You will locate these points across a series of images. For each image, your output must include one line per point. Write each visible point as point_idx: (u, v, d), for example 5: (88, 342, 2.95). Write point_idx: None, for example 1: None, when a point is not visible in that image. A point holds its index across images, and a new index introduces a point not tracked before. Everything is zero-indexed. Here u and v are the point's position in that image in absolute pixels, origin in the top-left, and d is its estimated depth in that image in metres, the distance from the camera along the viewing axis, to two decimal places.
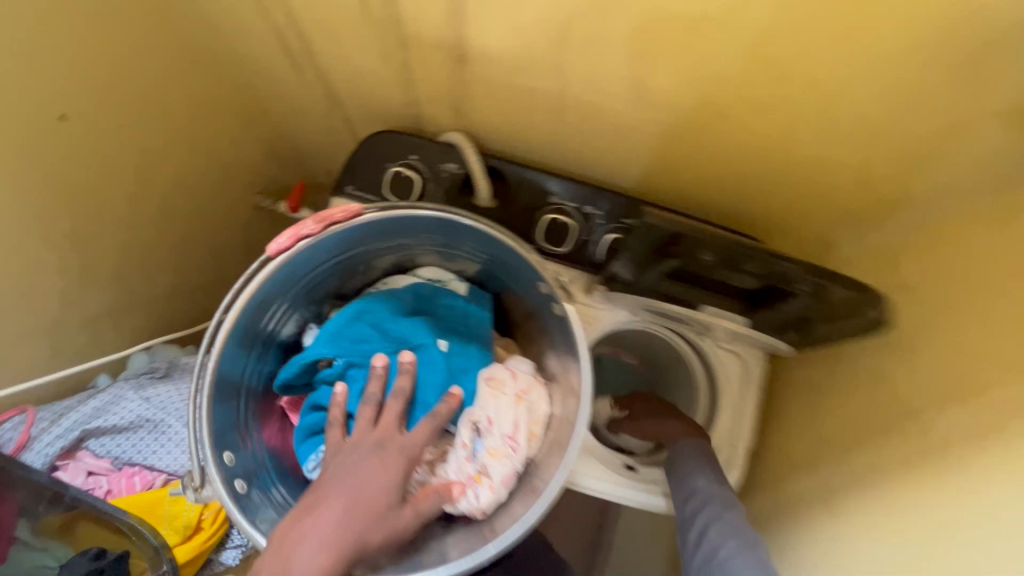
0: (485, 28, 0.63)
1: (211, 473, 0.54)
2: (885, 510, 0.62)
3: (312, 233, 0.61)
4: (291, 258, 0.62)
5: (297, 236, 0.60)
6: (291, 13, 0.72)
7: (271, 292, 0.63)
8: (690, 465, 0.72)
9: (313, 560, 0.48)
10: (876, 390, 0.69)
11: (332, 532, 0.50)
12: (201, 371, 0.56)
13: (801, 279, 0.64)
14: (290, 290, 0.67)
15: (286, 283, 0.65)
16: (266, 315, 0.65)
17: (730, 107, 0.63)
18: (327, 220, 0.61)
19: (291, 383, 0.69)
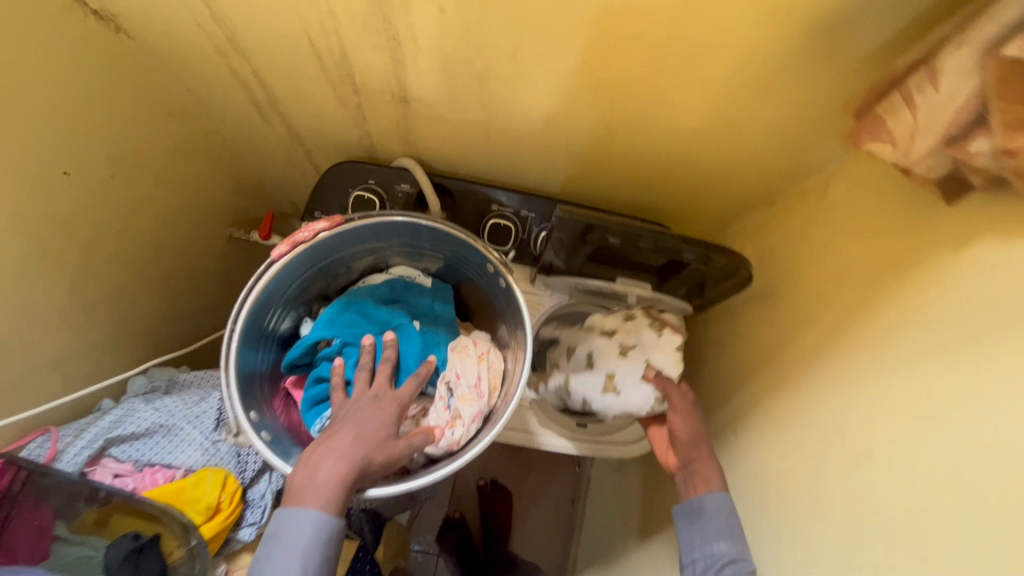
0: (422, 77, 0.78)
1: (243, 425, 0.69)
2: (774, 425, 0.80)
3: (306, 240, 0.77)
4: (290, 260, 0.78)
5: (293, 243, 0.76)
6: (256, 72, 0.84)
7: (274, 291, 0.79)
8: (713, 526, 0.75)
9: (331, 472, 0.65)
10: (761, 335, 0.88)
11: (345, 451, 0.67)
12: (226, 352, 0.72)
13: (686, 245, 0.80)
14: (288, 290, 0.83)
15: (284, 285, 0.81)
16: (270, 312, 0.80)
17: (622, 126, 0.80)
18: (316, 229, 0.77)
19: (296, 362, 0.85)
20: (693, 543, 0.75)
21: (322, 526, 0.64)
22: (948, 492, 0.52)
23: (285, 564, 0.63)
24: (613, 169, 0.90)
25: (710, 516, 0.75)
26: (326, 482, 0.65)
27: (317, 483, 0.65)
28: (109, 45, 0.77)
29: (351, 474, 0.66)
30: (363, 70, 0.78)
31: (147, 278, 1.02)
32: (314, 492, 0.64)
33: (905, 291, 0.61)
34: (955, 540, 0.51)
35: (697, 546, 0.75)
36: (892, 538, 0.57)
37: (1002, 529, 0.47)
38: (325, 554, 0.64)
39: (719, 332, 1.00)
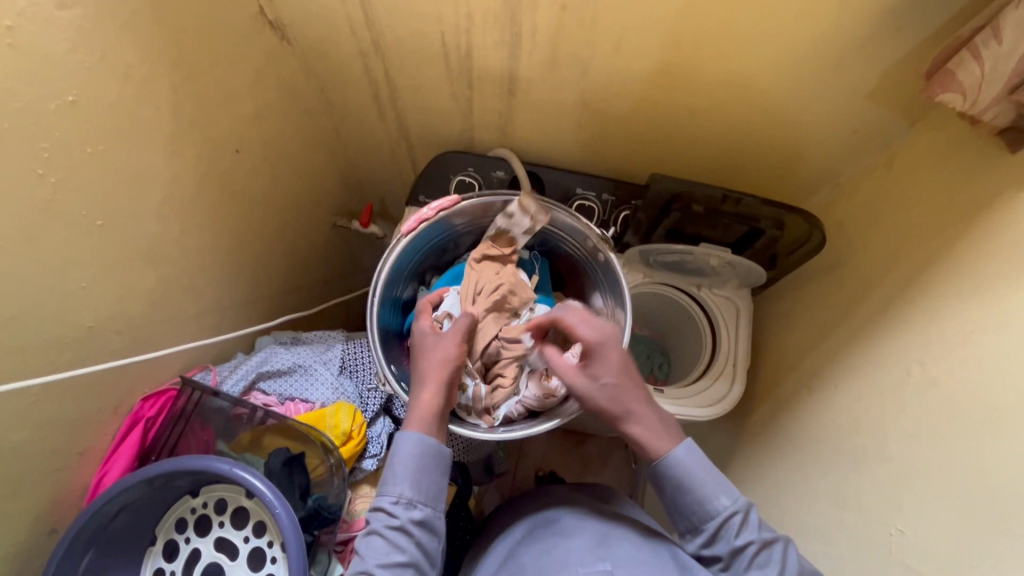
0: (532, 69, 0.91)
1: (387, 375, 0.81)
2: (844, 375, 0.86)
3: (430, 217, 0.88)
4: (415, 234, 0.88)
5: (421, 220, 0.87)
6: (386, 73, 1.01)
7: (401, 261, 0.89)
8: (710, 482, 0.70)
9: (428, 400, 0.73)
10: (833, 297, 0.95)
11: (423, 377, 0.76)
12: (370, 314, 0.82)
13: (767, 205, 0.91)
14: (410, 260, 0.93)
15: (404, 259, 0.90)
16: (398, 280, 0.91)
17: (703, 110, 0.91)
18: (439, 208, 0.88)
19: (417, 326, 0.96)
20: (695, 514, 0.70)
21: (423, 443, 0.70)
22: (1016, 395, 0.59)
23: (393, 473, 0.69)
24: (689, 151, 1.01)
25: (689, 474, 0.70)
26: (420, 410, 0.73)
27: (411, 409, 0.73)
28: (278, 47, 0.94)
29: (426, 385, 0.75)
30: (481, 66, 0.93)
31: (279, 252, 1.16)
32: (410, 420, 0.72)
33: (975, 232, 0.69)
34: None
35: (700, 517, 0.69)
36: (969, 448, 0.62)
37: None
38: (424, 465, 0.69)
39: (788, 304, 1.07)
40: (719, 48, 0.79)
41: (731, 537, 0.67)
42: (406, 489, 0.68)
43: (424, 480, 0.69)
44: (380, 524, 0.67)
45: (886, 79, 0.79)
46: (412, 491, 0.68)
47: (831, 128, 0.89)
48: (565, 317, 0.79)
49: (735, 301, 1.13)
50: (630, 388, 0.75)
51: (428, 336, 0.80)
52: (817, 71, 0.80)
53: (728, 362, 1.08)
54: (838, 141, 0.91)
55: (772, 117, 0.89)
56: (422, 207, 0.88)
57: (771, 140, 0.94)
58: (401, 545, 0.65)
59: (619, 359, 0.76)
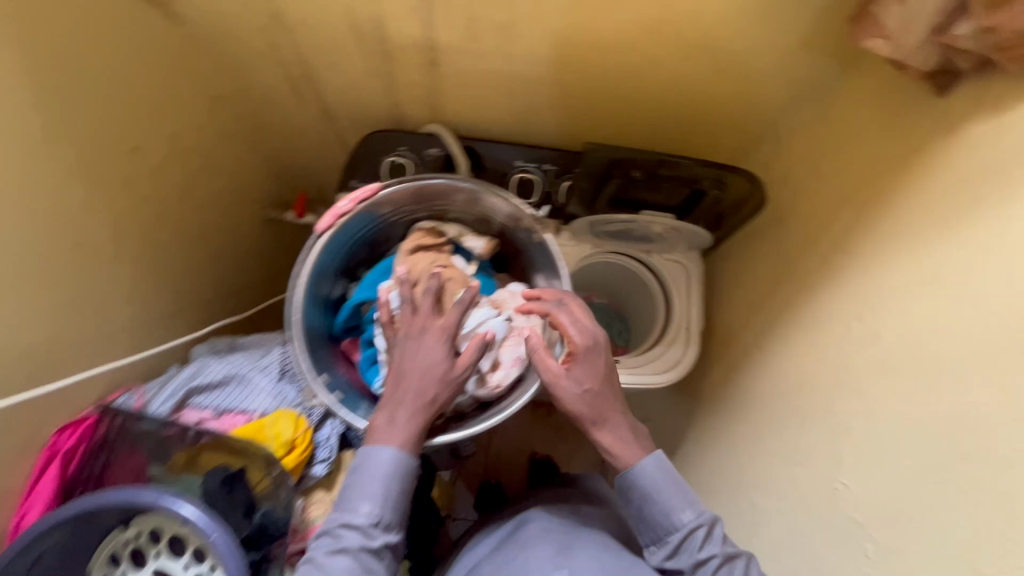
0: (448, 36, 0.84)
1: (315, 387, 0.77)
2: (791, 333, 0.86)
3: (347, 211, 0.82)
4: (335, 232, 0.83)
5: (337, 215, 0.81)
6: (294, 49, 0.92)
7: (324, 260, 0.84)
8: (677, 494, 0.69)
9: (418, 420, 0.69)
10: (777, 255, 0.94)
11: (417, 393, 0.70)
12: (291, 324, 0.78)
13: (703, 166, 0.88)
14: (335, 258, 0.87)
15: (326, 258, 0.84)
16: (323, 279, 0.86)
17: (635, 69, 0.87)
18: (356, 200, 0.82)
19: (349, 326, 0.90)
20: (659, 526, 0.69)
21: (403, 461, 0.66)
22: (948, 343, 0.59)
23: (368, 493, 0.65)
24: (627, 113, 0.97)
25: (658, 487, 0.69)
26: (404, 427, 0.68)
27: (397, 425, 0.68)
28: (165, 29, 0.84)
29: (428, 411, 0.70)
30: (396, 36, 0.85)
31: (205, 255, 1.08)
32: (392, 435, 0.68)
33: (908, 182, 0.67)
34: (959, 384, 0.57)
35: (664, 529, 0.69)
36: (905, 403, 0.63)
37: (996, 367, 0.53)
38: (403, 487, 0.66)
39: (736, 265, 1.06)
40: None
41: (693, 553, 0.67)
42: (384, 510, 0.64)
43: (398, 501, 0.66)
44: (355, 544, 0.62)
45: (818, 26, 0.75)
46: (391, 513, 0.65)
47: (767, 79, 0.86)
48: (558, 314, 0.77)
49: (685, 265, 1.11)
50: (605, 396, 0.73)
51: (431, 343, 0.72)
52: (745, 22, 0.76)
53: (682, 329, 1.08)
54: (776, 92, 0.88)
55: (709, 71, 0.85)
56: (338, 201, 0.82)
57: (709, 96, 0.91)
58: (372, 568, 0.62)
59: (602, 367, 0.74)
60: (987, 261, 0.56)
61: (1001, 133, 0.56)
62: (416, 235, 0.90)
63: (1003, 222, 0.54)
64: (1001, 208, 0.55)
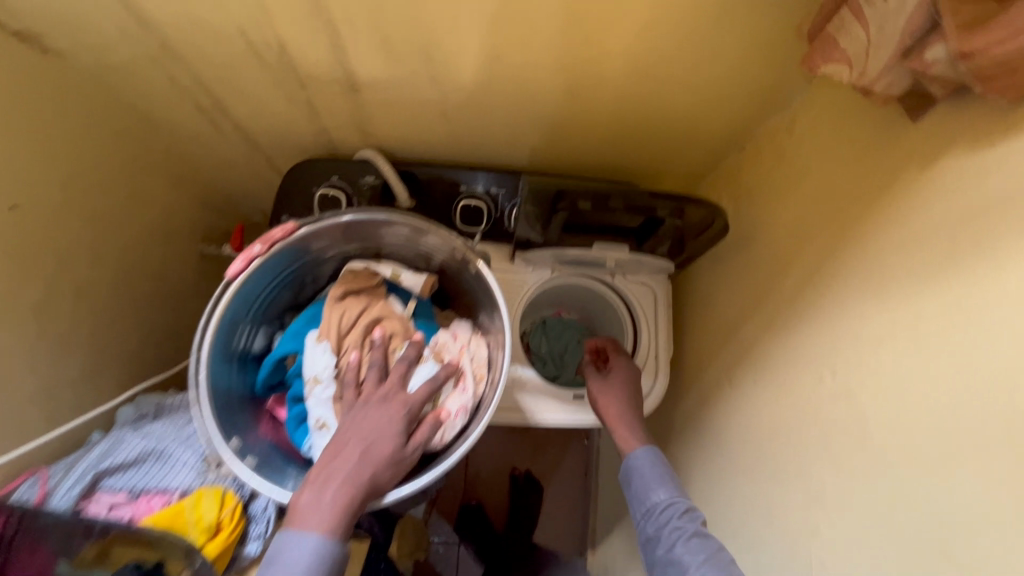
0: (364, 61, 0.75)
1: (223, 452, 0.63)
2: (760, 370, 0.79)
3: (262, 254, 0.70)
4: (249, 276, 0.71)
5: (249, 258, 0.70)
6: (194, 79, 0.82)
7: (238, 308, 0.72)
8: (657, 478, 0.77)
9: (348, 501, 0.58)
10: (745, 281, 0.86)
11: (355, 471, 0.59)
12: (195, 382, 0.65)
13: (657, 199, 0.84)
14: (253, 305, 0.75)
15: (241, 307, 0.72)
16: (239, 328, 0.73)
17: (577, 86, 0.78)
18: (270, 240, 0.71)
19: (272, 383, 0.77)
20: (644, 506, 0.76)
21: (323, 548, 0.55)
22: (924, 416, 0.52)
23: None
24: (574, 129, 0.89)
25: (641, 472, 0.79)
26: (330, 508, 0.57)
27: (322, 504, 0.57)
28: (42, 67, 0.74)
29: (364, 493, 0.59)
30: (307, 64, 0.76)
31: (126, 305, 0.98)
32: (314, 517, 0.56)
33: (877, 214, 0.60)
34: (939, 460, 0.50)
35: (647, 509, 0.76)
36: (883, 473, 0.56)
37: (985, 441, 0.46)
38: None
39: (704, 286, 0.99)
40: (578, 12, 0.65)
41: (677, 530, 0.71)
42: None
43: None
44: None
45: (772, 35, 0.67)
46: None
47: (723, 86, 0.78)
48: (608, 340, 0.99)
49: (652, 286, 1.04)
50: (633, 405, 0.91)
51: (379, 412, 0.64)
52: (691, 32, 0.67)
53: (649, 357, 1.01)
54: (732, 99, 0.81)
55: (658, 81, 0.77)
56: (251, 243, 0.71)
57: (663, 105, 0.82)
58: None
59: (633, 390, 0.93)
60: (968, 323, 0.48)
61: (979, 169, 0.49)
62: (350, 277, 0.77)
63: (985, 278, 0.47)
64: (984, 258, 0.47)
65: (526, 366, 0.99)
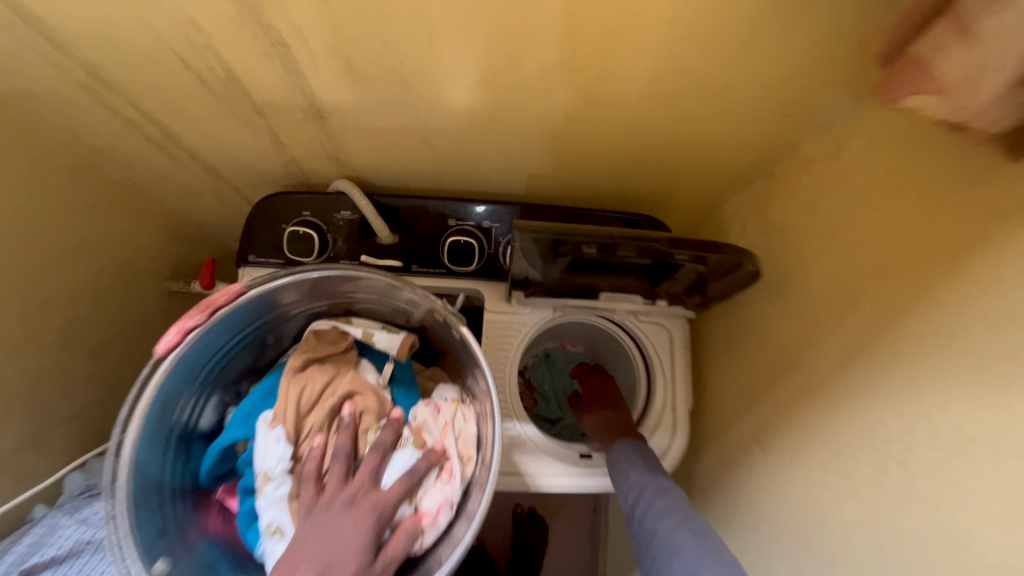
0: (328, 86, 0.64)
1: None
2: (802, 439, 0.67)
3: (200, 323, 0.57)
4: (186, 351, 0.57)
5: (182, 331, 0.56)
6: (139, 109, 0.71)
7: (174, 388, 0.58)
8: (629, 457, 0.77)
9: None
10: (778, 330, 0.74)
11: None
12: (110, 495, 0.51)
13: (677, 250, 0.67)
14: (195, 380, 0.62)
15: (180, 386, 0.59)
16: (176, 410, 0.60)
17: (578, 108, 0.67)
18: (211, 306, 0.58)
19: (221, 471, 0.64)
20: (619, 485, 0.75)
21: None
22: None
23: None
24: (575, 155, 0.78)
25: (619, 459, 0.77)
26: None
27: None
28: None
29: None
30: (263, 90, 0.65)
31: (76, 357, 0.88)
32: None
33: (971, 275, 0.48)
34: None
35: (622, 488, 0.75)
36: None
37: None
38: None
39: (727, 328, 0.87)
40: (581, 26, 0.54)
41: (649, 501, 0.69)
42: None
43: None
44: None
45: (814, 47, 0.55)
46: None
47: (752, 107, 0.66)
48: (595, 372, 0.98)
49: (667, 328, 0.91)
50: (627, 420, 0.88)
51: (342, 521, 0.52)
52: (713, 46, 0.56)
53: (666, 410, 0.89)
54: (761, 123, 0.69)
55: (675, 103, 0.66)
56: (187, 310, 0.58)
57: (679, 130, 0.71)
58: None
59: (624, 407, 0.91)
60: None
61: None
62: (313, 342, 0.64)
63: None
64: None
65: (526, 422, 0.87)
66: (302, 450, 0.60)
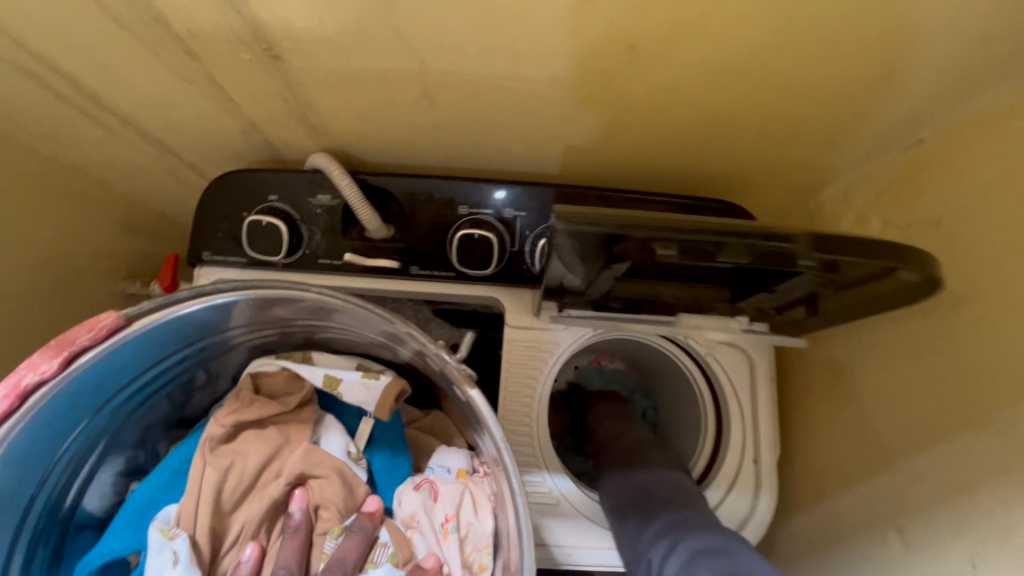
0: (279, 1, 0.43)
1: None
2: (987, 537, 0.45)
3: (48, 376, 0.36)
4: (34, 420, 0.36)
5: (19, 391, 0.35)
6: (36, 51, 0.52)
7: (25, 470, 0.38)
8: (645, 451, 0.62)
9: None
10: (927, 365, 0.52)
11: None
12: None
13: (808, 251, 0.44)
14: (64, 453, 0.41)
15: (33, 464, 0.39)
16: (33, 500, 0.40)
17: (651, 32, 0.45)
18: (67, 346, 0.36)
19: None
20: (624, 468, 0.60)
21: None
22: None
23: None
24: (635, 114, 0.56)
25: (629, 448, 0.63)
26: None
27: None
28: None
29: None
30: (190, 12, 0.45)
31: None
32: None
33: None
34: None
35: (629, 471, 0.60)
36: None
37: None
38: None
39: (833, 356, 0.64)
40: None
41: (662, 488, 0.56)
42: None
43: None
44: None
45: None
46: None
47: (912, 31, 0.44)
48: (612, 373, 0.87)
49: (745, 352, 0.68)
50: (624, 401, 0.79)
51: None
52: None
53: (745, 462, 0.67)
54: (925, 47, 0.46)
55: (796, 21, 0.44)
56: (28, 354, 0.36)
57: (798, 65, 0.48)
58: None
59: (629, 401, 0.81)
60: None
61: None
62: (246, 398, 0.49)
63: None
64: None
65: (558, 475, 0.65)
66: (224, 566, 0.47)
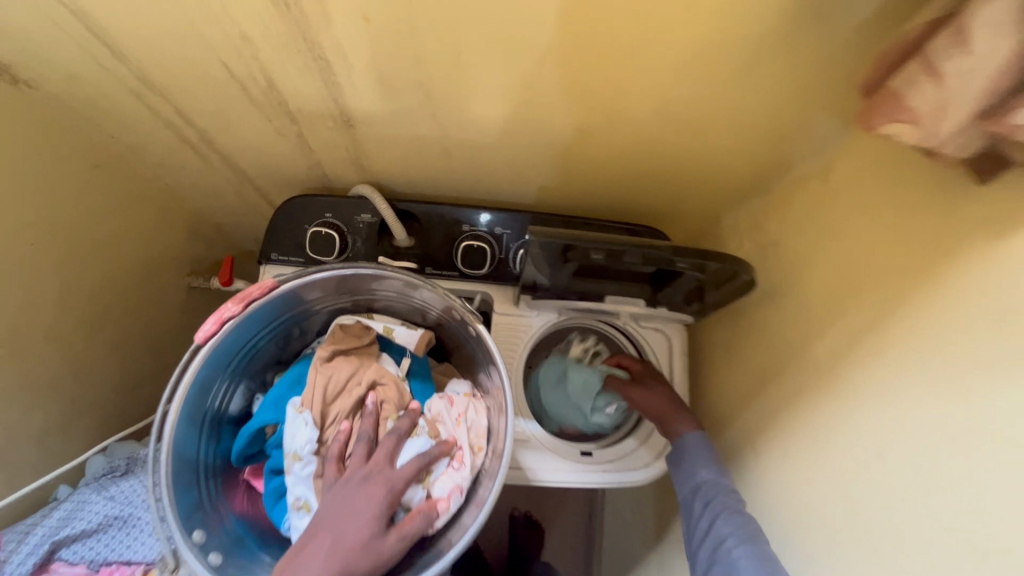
0: (359, 95, 0.69)
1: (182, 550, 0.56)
2: (793, 437, 0.72)
3: (235, 314, 0.62)
4: (221, 341, 0.63)
5: (220, 321, 0.62)
6: (183, 115, 0.77)
7: (211, 374, 0.64)
8: (695, 458, 0.79)
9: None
10: (769, 336, 0.79)
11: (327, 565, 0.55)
12: (156, 464, 0.58)
13: (679, 256, 0.72)
14: (226, 369, 0.67)
15: (215, 370, 0.65)
16: (211, 396, 0.66)
17: (589, 122, 0.73)
18: (246, 299, 0.63)
19: (248, 453, 0.71)
20: (684, 482, 0.78)
21: None
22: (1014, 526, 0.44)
23: None
24: (585, 167, 0.84)
25: (691, 455, 0.79)
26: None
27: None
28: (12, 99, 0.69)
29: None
30: (299, 99, 0.71)
31: (97, 345, 0.92)
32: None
33: (941, 279, 0.54)
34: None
35: (685, 481, 0.78)
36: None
37: None
38: None
39: (725, 336, 0.91)
40: (592, 43, 0.60)
41: (715, 502, 0.72)
42: None
43: None
44: None
45: (807, 69, 0.62)
46: None
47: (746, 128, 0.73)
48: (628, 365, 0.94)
49: (666, 333, 0.95)
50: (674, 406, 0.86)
51: (367, 496, 0.60)
52: (709, 66, 0.62)
53: None
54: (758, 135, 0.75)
55: (676, 119, 0.72)
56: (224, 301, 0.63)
57: (684, 142, 0.77)
58: None
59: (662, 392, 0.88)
60: None
61: None
62: (340, 335, 0.73)
63: None
64: None
65: (529, 421, 0.91)
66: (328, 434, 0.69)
